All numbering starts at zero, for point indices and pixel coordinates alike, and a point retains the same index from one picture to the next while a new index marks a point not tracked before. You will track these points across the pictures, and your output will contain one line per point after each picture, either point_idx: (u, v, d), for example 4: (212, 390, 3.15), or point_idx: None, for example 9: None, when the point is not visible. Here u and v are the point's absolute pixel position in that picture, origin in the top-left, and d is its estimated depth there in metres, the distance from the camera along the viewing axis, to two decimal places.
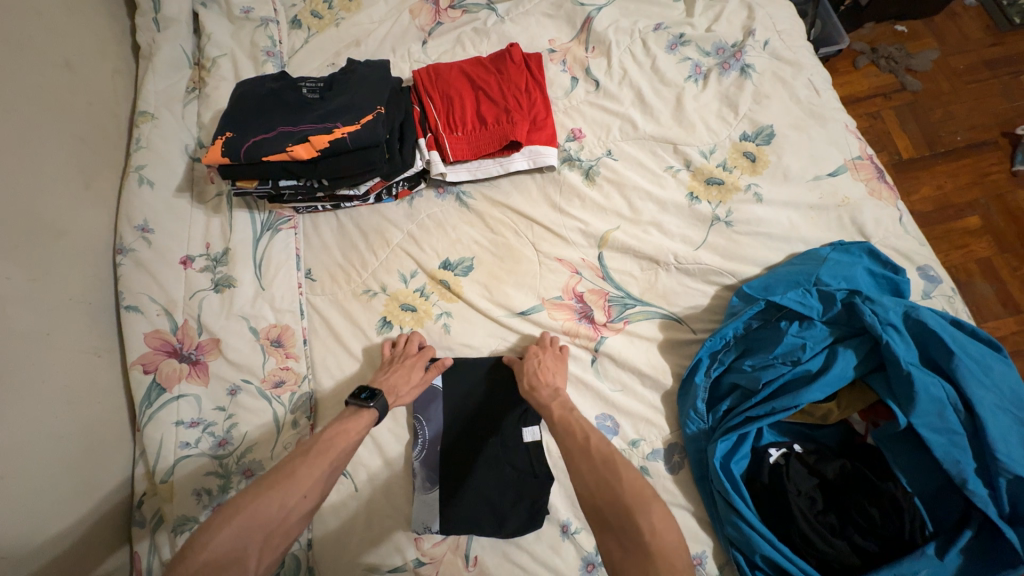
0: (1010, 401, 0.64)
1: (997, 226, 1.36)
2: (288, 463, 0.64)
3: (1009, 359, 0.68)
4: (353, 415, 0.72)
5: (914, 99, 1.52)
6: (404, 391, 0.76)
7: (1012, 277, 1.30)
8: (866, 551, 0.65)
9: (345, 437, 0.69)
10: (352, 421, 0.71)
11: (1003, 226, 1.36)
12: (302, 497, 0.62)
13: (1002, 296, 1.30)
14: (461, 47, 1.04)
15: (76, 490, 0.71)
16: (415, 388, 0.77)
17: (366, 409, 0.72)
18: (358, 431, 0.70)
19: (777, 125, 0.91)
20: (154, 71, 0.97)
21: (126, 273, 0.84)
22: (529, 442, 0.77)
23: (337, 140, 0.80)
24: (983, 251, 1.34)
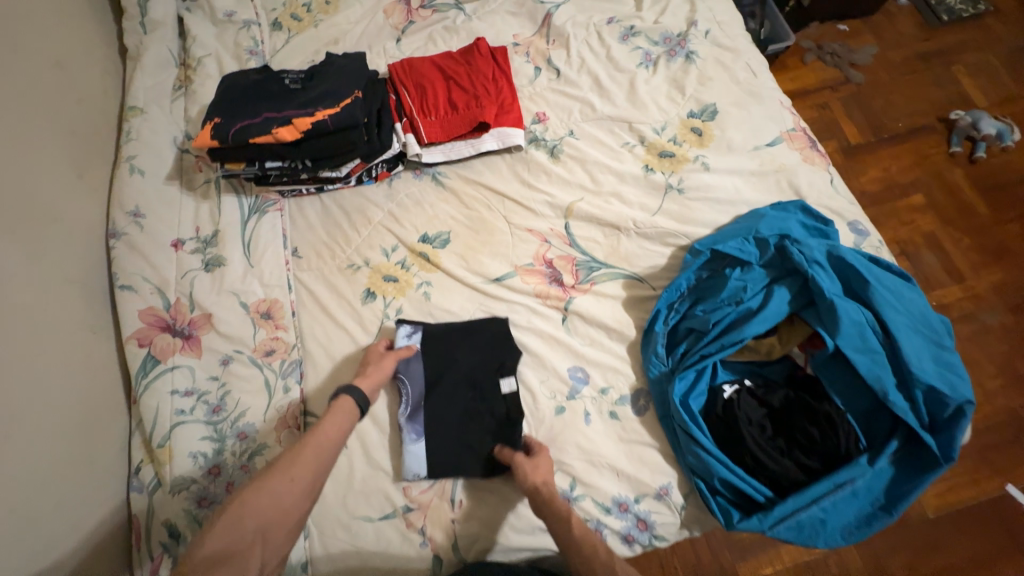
0: (918, 321, 0.75)
1: (938, 202, 1.48)
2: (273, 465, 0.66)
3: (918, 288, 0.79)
4: (331, 411, 0.73)
5: (857, 90, 1.66)
6: (375, 375, 0.80)
7: (953, 246, 1.42)
8: (811, 468, 0.73)
9: (329, 431, 0.70)
10: (333, 419, 0.72)
11: (943, 202, 1.49)
12: (293, 497, 0.63)
13: (946, 264, 1.40)
14: (432, 43, 1.12)
15: (77, 456, 0.75)
16: (383, 370, 0.81)
17: (340, 398, 0.75)
18: (340, 427, 0.72)
19: (719, 103, 1.01)
20: (142, 70, 1.03)
21: (120, 256, 0.89)
22: (507, 390, 0.84)
23: (319, 122, 0.88)
24: (927, 225, 1.45)
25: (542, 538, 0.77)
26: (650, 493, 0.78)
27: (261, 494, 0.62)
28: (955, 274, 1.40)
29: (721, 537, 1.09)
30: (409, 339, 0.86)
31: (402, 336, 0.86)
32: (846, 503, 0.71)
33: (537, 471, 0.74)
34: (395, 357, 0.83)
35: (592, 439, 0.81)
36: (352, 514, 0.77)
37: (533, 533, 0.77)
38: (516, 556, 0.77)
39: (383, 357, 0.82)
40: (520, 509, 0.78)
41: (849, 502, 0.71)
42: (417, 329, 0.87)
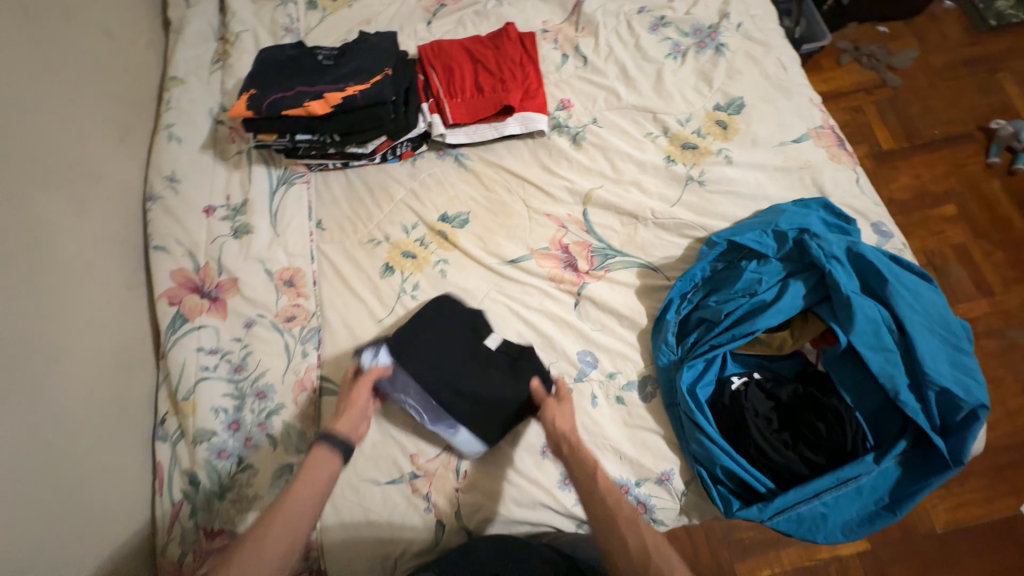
0: (935, 322, 0.74)
1: (971, 213, 1.44)
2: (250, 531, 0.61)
3: (938, 290, 0.79)
4: (308, 464, 0.69)
5: (893, 95, 1.61)
6: (351, 411, 0.76)
7: (984, 259, 1.37)
8: (815, 463, 0.73)
9: (305, 490, 0.66)
10: (312, 470, 0.68)
11: (976, 213, 1.44)
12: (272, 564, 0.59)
13: (974, 278, 1.36)
14: (462, 27, 1.13)
15: (111, 401, 0.79)
16: (358, 402, 0.77)
17: (316, 449, 0.70)
18: (319, 481, 0.67)
19: (747, 97, 1.00)
20: (184, 43, 1.08)
21: (155, 218, 0.93)
22: (492, 347, 0.85)
23: (348, 97, 0.91)
24: (957, 236, 1.41)
25: (541, 513, 0.79)
26: (652, 478, 0.79)
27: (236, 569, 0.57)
28: (984, 289, 1.36)
29: (718, 533, 1.11)
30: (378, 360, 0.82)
31: (369, 359, 0.82)
32: (849, 500, 0.72)
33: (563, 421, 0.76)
34: (366, 382, 0.79)
35: (597, 421, 0.82)
36: (361, 477, 0.80)
37: (533, 508, 0.79)
38: (515, 529, 0.79)
39: (353, 388, 0.78)
40: (522, 483, 0.80)
41: (852, 499, 0.72)
42: (380, 347, 0.83)
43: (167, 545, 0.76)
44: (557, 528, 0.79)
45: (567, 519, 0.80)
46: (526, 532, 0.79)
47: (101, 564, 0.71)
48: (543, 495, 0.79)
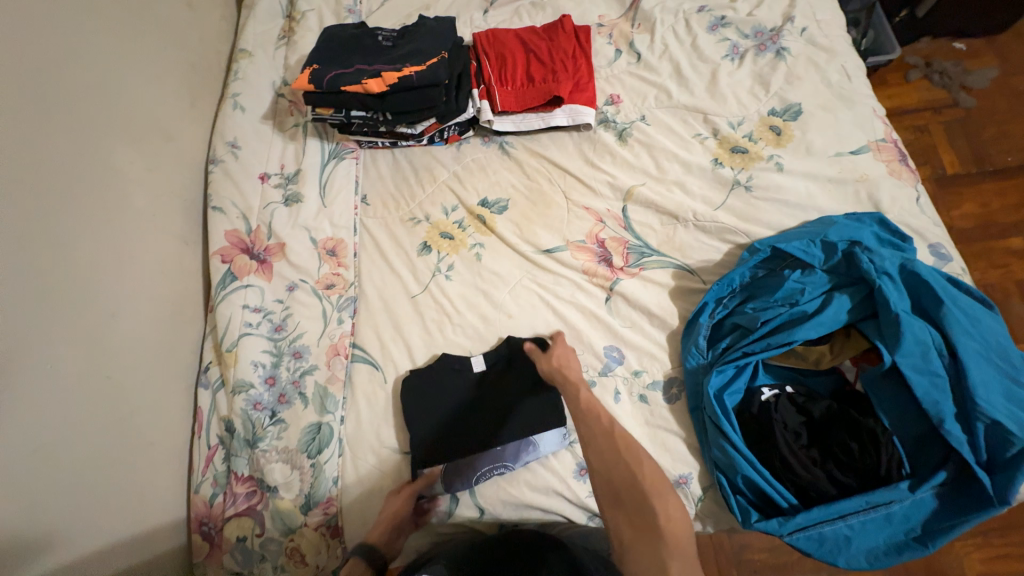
0: (990, 351, 0.70)
1: None
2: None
3: (998, 317, 0.74)
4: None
5: (965, 116, 1.51)
6: (384, 521, 0.75)
7: None
8: (844, 485, 0.71)
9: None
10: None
11: None
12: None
13: None
14: (518, 17, 1.14)
15: (163, 345, 0.85)
16: (394, 514, 0.75)
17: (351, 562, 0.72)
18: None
19: (805, 104, 0.97)
20: (255, 18, 1.14)
21: (215, 179, 0.99)
22: (478, 371, 0.86)
23: (405, 77, 0.94)
24: (1023, 272, 1.31)
25: (555, 501, 0.79)
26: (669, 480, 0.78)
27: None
28: None
29: (728, 554, 1.11)
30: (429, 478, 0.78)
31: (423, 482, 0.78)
32: (876, 527, 0.68)
33: (554, 358, 0.82)
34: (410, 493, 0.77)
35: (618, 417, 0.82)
36: (383, 445, 0.82)
37: (547, 495, 0.79)
38: (529, 515, 0.79)
39: (393, 497, 0.77)
40: (538, 469, 0.80)
41: (879, 526, 0.69)
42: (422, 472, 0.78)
43: (201, 484, 0.82)
44: (569, 518, 0.79)
45: (580, 510, 0.79)
46: (538, 519, 0.80)
47: (142, 494, 0.76)
48: (558, 484, 0.79)
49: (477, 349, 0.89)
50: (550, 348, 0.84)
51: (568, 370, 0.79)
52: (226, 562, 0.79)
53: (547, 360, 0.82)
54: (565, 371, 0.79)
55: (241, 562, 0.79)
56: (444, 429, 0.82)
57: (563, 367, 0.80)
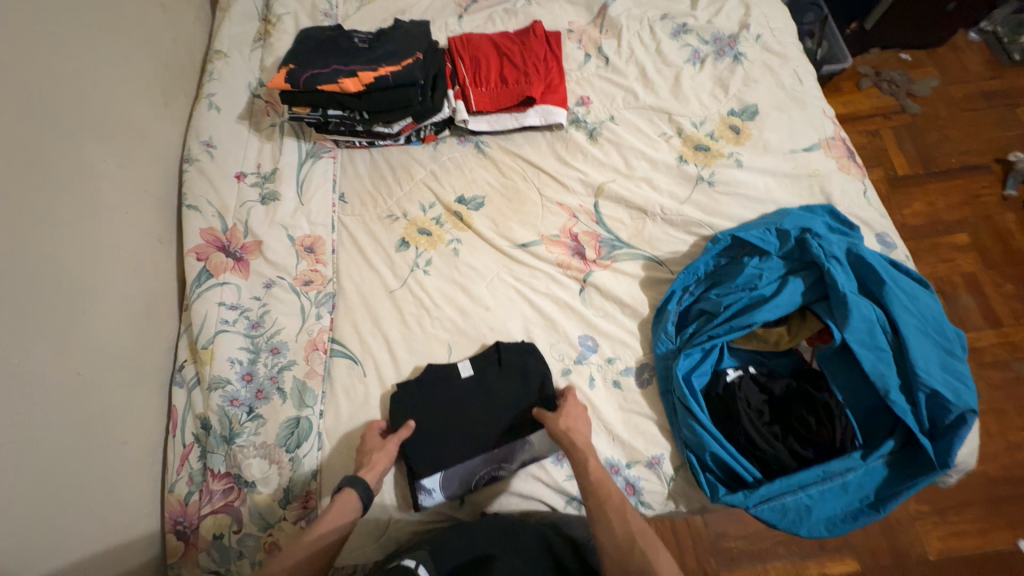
0: (928, 326, 0.77)
1: (983, 244, 1.44)
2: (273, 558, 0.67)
3: (934, 296, 0.82)
4: (335, 503, 0.71)
5: (912, 122, 1.63)
6: (381, 463, 0.76)
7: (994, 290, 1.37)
8: (803, 457, 0.75)
9: (329, 527, 0.69)
10: (336, 510, 0.71)
11: (989, 245, 1.44)
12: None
13: (981, 308, 1.37)
14: (491, 23, 1.19)
15: (136, 344, 0.84)
16: (388, 457, 0.76)
17: (343, 493, 0.72)
18: (342, 522, 0.70)
19: (761, 105, 1.04)
20: (230, 20, 1.15)
21: (190, 178, 0.99)
22: (466, 376, 0.85)
23: (381, 77, 0.96)
24: (967, 266, 1.41)
25: (533, 487, 0.82)
26: (642, 461, 0.82)
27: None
28: (993, 321, 1.35)
29: (705, 540, 1.15)
30: (430, 489, 0.79)
31: (426, 495, 0.79)
32: (833, 496, 0.73)
33: (562, 419, 0.78)
34: (396, 441, 0.78)
35: (594, 402, 0.85)
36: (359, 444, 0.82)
37: (526, 480, 0.82)
38: (510, 506, 0.81)
39: (384, 443, 0.78)
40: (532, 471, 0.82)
41: (836, 495, 0.73)
42: (423, 487, 0.78)
43: (176, 484, 0.81)
44: (549, 505, 0.82)
45: (558, 495, 0.82)
46: (517, 509, 0.82)
47: (114, 494, 0.75)
48: (536, 469, 0.83)
49: (455, 341, 0.90)
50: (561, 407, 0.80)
51: (576, 433, 0.76)
52: (202, 561, 0.78)
53: (552, 422, 0.78)
54: (573, 435, 0.76)
55: (218, 560, 0.78)
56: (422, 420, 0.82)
57: (571, 431, 0.76)
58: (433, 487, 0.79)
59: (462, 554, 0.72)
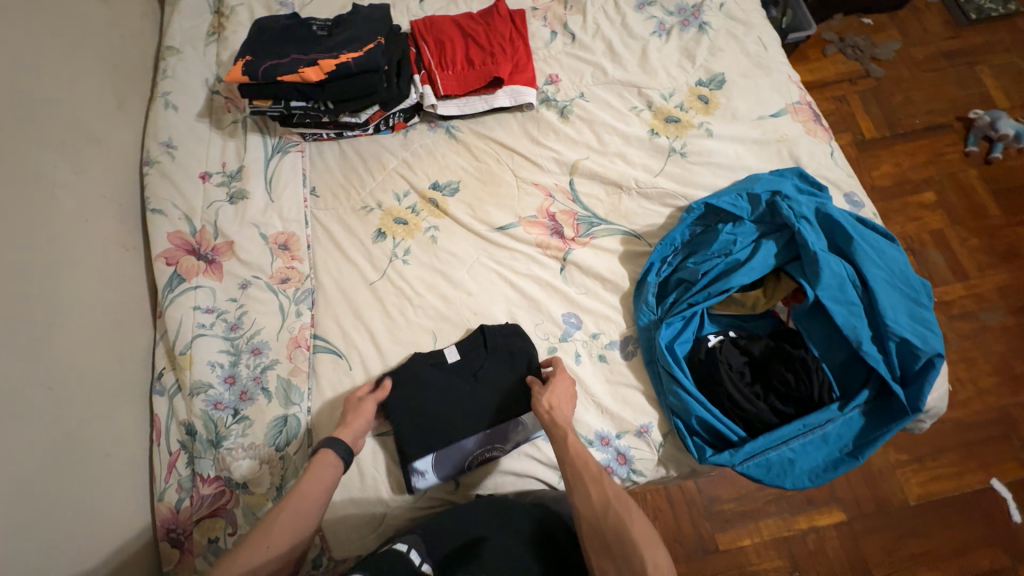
0: (894, 278, 0.80)
1: (948, 201, 1.49)
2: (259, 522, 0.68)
3: (900, 248, 0.85)
4: (314, 466, 0.72)
5: (877, 85, 1.65)
6: (356, 422, 0.77)
7: (961, 245, 1.42)
8: (784, 413, 0.78)
9: (310, 492, 0.69)
10: (316, 473, 0.71)
11: (954, 201, 1.49)
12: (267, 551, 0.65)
13: (950, 263, 1.41)
14: (454, 4, 1.16)
15: (111, 354, 0.82)
16: (365, 416, 0.78)
17: (321, 453, 0.73)
18: (324, 482, 0.71)
19: (728, 74, 1.04)
20: (180, 14, 1.10)
21: (152, 181, 0.96)
22: (453, 362, 0.85)
23: (342, 64, 0.94)
24: (935, 223, 1.46)
25: (527, 464, 0.83)
26: (632, 431, 0.83)
27: (248, 551, 0.64)
28: (962, 274, 1.40)
29: (700, 506, 1.18)
30: (423, 471, 0.80)
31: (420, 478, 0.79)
32: (815, 448, 0.76)
33: (546, 398, 0.79)
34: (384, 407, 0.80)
35: (581, 377, 0.86)
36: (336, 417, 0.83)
37: (519, 459, 0.83)
38: (505, 485, 0.83)
39: (361, 402, 0.80)
40: (525, 448, 0.84)
41: (817, 447, 0.76)
42: (416, 471, 0.79)
43: (165, 492, 0.80)
44: (545, 482, 0.84)
45: (553, 472, 0.84)
46: (516, 489, 0.83)
47: (100, 506, 0.73)
48: (527, 446, 0.84)
49: (439, 328, 0.90)
50: (548, 381, 0.81)
51: (558, 412, 0.77)
52: (199, 566, 0.78)
53: (536, 404, 0.79)
54: (555, 413, 0.77)
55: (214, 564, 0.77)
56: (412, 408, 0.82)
57: (553, 410, 0.77)
58: (426, 468, 0.80)
59: (457, 538, 0.73)
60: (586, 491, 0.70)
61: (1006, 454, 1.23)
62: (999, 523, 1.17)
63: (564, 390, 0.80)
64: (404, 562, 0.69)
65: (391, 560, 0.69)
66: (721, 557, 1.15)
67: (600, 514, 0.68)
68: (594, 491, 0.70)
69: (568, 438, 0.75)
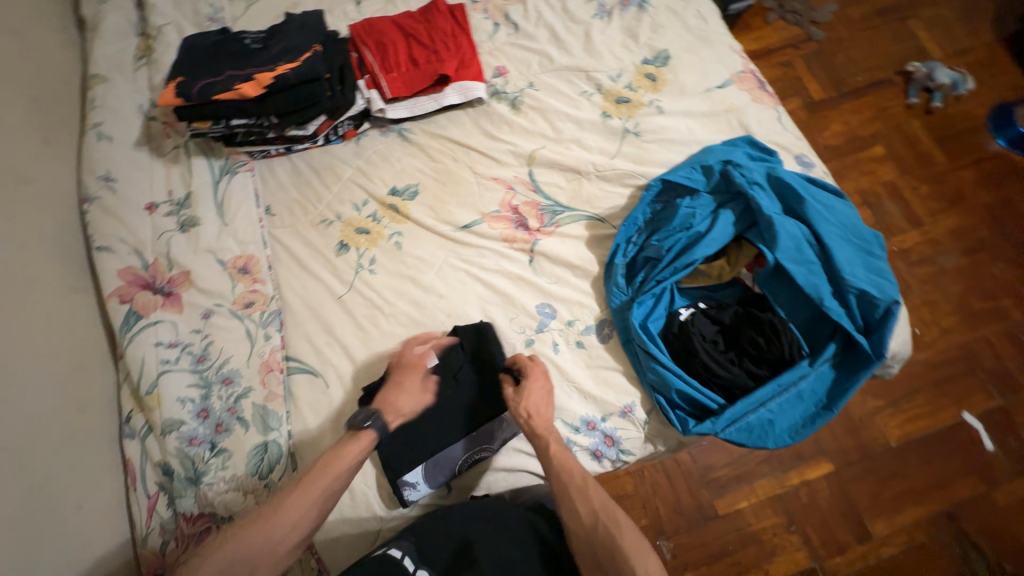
0: (847, 232, 0.83)
1: (897, 153, 1.55)
2: (276, 498, 0.68)
3: (850, 203, 0.87)
4: (347, 438, 0.73)
5: (819, 48, 1.70)
6: (398, 400, 0.78)
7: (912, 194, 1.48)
8: (759, 375, 0.80)
9: (341, 462, 0.71)
10: (348, 446, 0.73)
11: (902, 152, 1.55)
12: (288, 530, 0.66)
13: (904, 212, 1.47)
14: (392, 5, 1.14)
15: (72, 403, 0.79)
16: (414, 400, 0.80)
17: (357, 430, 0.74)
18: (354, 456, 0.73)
19: (672, 50, 1.06)
20: (103, 40, 1.05)
21: (94, 218, 0.91)
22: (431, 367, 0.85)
23: (279, 76, 0.91)
24: (886, 175, 1.51)
25: (516, 459, 0.83)
26: (615, 412, 0.84)
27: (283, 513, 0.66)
28: (916, 222, 1.46)
29: (696, 475, 1.21)
30: (414, 483, 0.79)
31: (411, 489, 0.79)
32: (791, 405, 0.79)
33: (523, 407, 0.78)
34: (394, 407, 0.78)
35: (560, 365, 0.87)
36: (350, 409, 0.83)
37: (508, 455, 0.83)
38: (497, 483, 0.83)
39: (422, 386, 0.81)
40: (512, 445, 0.84)
41: (793, 404, 0.79)
42: (407, 484, 0.78)
43: (147, 537, 0.77)
44: (538, 475, 0.84)
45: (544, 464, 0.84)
46: (510, 486, 0.83)
47: (76, 562, 0.70)
48: (514, 440, 0.84)
49: (414, 333, 0.89)
50: (522, 386, 0.80)
51: (537, 419, 0.77)
52: None
53: (517, 411, 0.78)
54: (534, 420, 0.77)
55: None
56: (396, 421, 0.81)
57: (532, 417, 0.77)
58: (417, 480, 0.79)
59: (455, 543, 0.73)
60: (574, 504, 0.71)
61: (972, 388, 1.29)
62: (973, 453, 1.23)
63: (541, 393, 0.80)
64: (394, 564, 0.69)
65: (383, 564, 0.69)
66: (721, 522, 1.18)
67: (590, 529, 0.70)
68: (581, 500, 0.72)
69: (551, 447, 0.76)
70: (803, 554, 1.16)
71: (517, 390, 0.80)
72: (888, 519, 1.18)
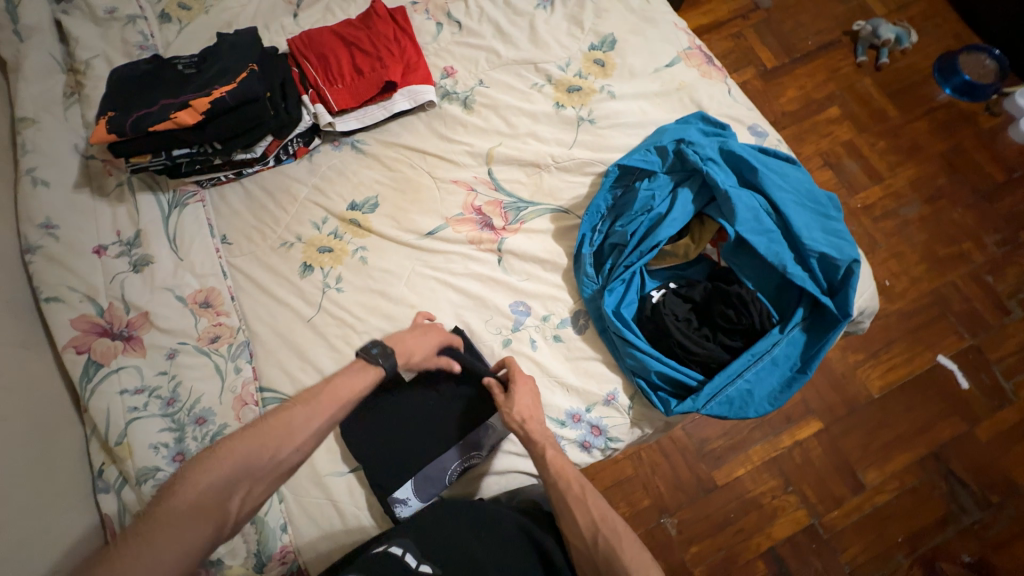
0: (803, 197, 0.84)
1: (851, 112, 1.58)
2: (284, 412, 0.65)
3: (803, 168, 0.89)
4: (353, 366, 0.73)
5: (768, 15, 1.70)
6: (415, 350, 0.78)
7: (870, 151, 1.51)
8: (734, 347, 0.81)
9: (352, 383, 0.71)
10: (358, 372, 0.72)
11: (856, 111, 1.58)
12: (294, 451, 0.64)
13: (864, 169, 1.50)
14: (331, 14, 1.11)
15: (41, 462, 0.75)
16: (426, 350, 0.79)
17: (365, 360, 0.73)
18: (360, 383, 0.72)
19: (618, 33, 1.05)
20: (26, 80, 0.99)
21: (39, 269, 0.87)
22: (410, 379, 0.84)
23: (216, 100, 0.88)
24: (844, 136, 1.54)
25: (506, 460, 0.83)
26: (599, 401, 0.85)
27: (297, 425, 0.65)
28: (875, 177, 1.49)
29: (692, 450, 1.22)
30: (405, 500, 0.78)
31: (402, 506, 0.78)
32: (767, 373, 0.80)
33: (516, 412, 0.77)
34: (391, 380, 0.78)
35: (540, 361, 0.86)
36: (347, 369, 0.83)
37: (498, 459, 0.83)
38: (490, 489, 0.82)
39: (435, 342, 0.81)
40: (500, 449, 0.83)
41: (769, 371, 0.80)
42: (398, 502, 0.77)
43: None
44: (530, 475, 0.84)
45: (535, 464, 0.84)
46: (503, 489, 0.83)
47: None
48: (503, 443, 0.84)
49: None
50: (511, 393, 0.79)
51: (531, 423, 0.77)
52: None
53: (511, 418, 0.77)
54: (529, 424, 0.77)
55: None
56: (381, 439, 0.80)
57: (527, 422, 0.77)
58: (407, 496, 0.78)
59: None
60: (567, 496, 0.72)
61: (944, 332, 1.33)
62: (952, 394, 1.28)
63: (529, 396, 0.79)
64: (400, 562, 0.67)
65: (387, 562, 0.67)
66: (720, 492, 1.20)
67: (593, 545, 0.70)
68: (573, 492, 0.72)
69: (538, 444, 0.76)
70: (803, 512, 1.19)
71: (506, 395, 0.79)
72: (879, 467, 1.22)
